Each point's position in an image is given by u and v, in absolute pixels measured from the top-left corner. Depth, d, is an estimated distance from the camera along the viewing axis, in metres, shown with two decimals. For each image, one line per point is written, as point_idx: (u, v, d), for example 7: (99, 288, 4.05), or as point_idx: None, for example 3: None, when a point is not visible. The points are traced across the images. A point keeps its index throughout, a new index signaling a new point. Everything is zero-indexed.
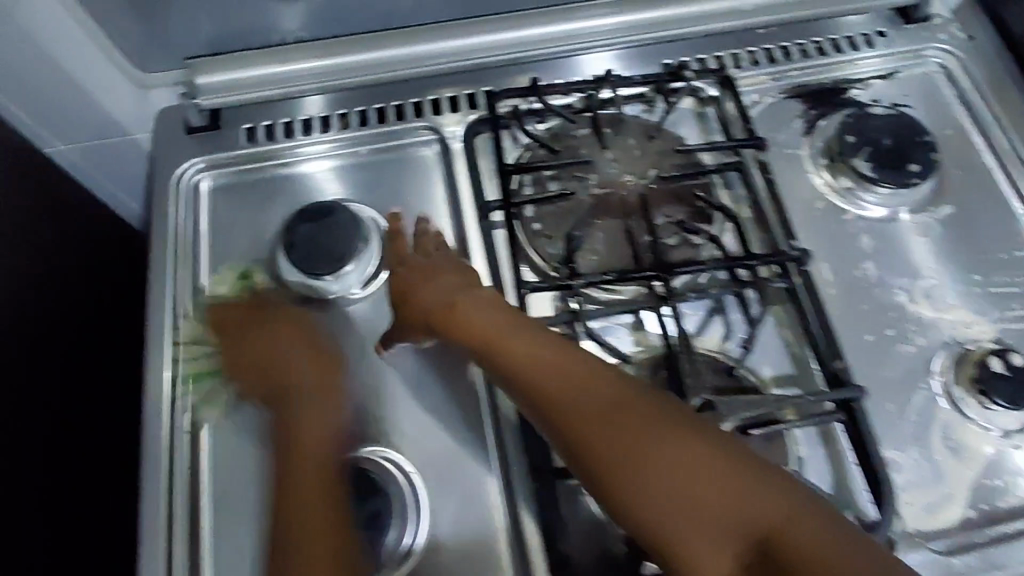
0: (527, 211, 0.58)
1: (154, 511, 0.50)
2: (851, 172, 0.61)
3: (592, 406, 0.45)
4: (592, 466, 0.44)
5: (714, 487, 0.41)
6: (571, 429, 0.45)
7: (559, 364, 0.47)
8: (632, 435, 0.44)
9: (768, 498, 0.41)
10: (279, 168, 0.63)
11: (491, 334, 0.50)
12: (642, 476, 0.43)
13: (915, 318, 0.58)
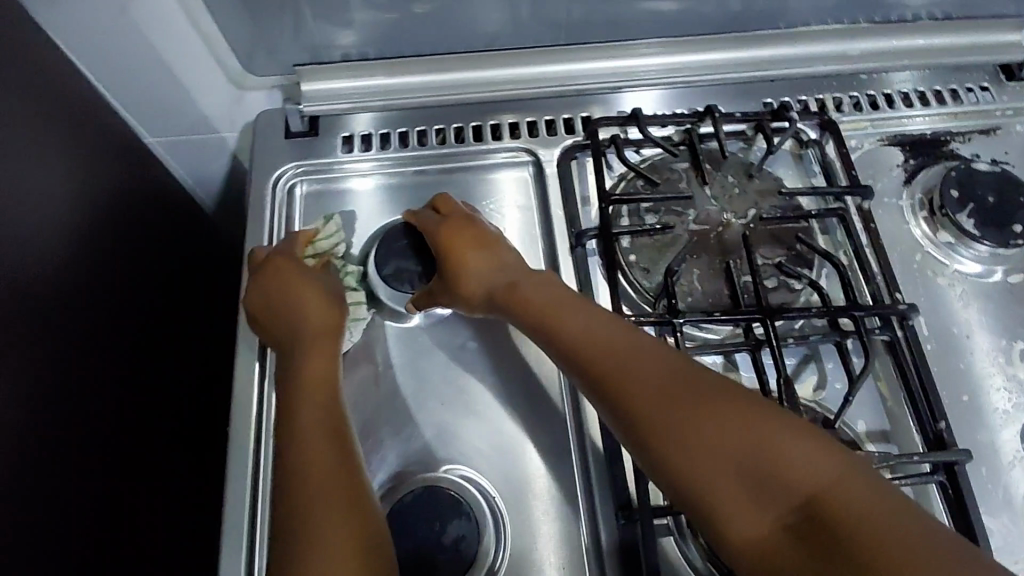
0: (622, 241, 0.58)
1: (237, 515, 0.50)
2: (952, 226, 0.60)
3: (671, 394, 0.42)
4: (665, 456, 0.41)
5: (785, 468, 0.38)
6: (642, 425, 0.42)
7: (620, 347, 0.46)
8: (706, 420, 0.41)
9: (844, 480, 0.37)
10: (356, 179, 0.63)
11: (571, 326, 0.48)
12: (718, 461, 0.39)
13: (1014, 382, 0.56)
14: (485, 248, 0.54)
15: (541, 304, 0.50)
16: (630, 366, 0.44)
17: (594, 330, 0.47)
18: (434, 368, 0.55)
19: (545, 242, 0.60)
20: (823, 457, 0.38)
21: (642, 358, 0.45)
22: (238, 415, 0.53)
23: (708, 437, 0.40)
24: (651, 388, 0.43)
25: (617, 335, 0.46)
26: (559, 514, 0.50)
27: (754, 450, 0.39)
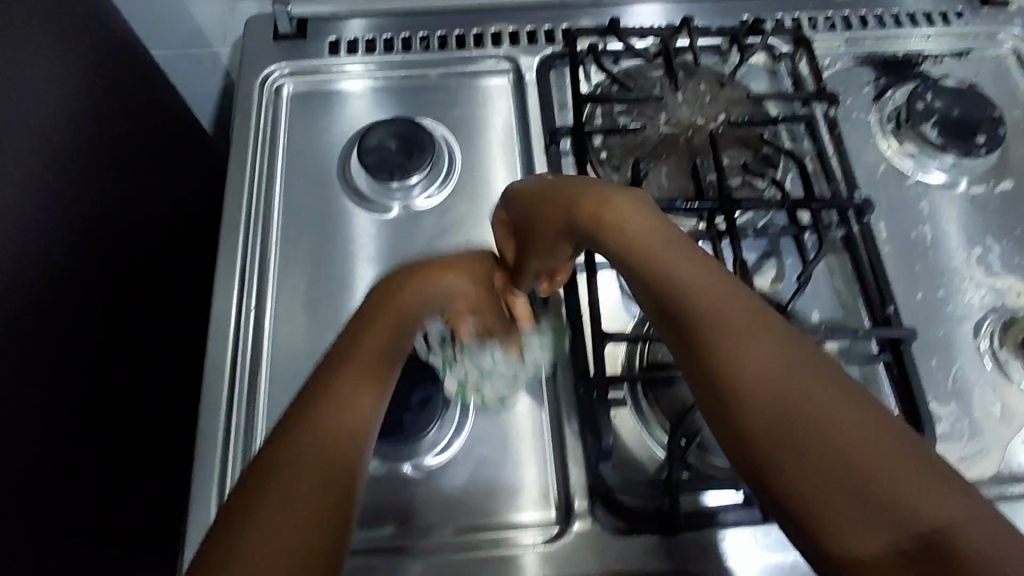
0: (595, 140, 0.60)
1: (218, 372, 0.53)
2: (918, 137, 0.62)
3: (787, 366, 0.35)
4: (758, 441, 0.35)
5: (905, 489, 0.32)
6: (741, 398, 0.36)
7: (728, 304, 0.38)
8: (830, 416, 0.34)
9: (977, 527, 0.31)
10: (345, 82, 0.65)
11: (677, 283, 0.39)
12: (817, 454, 0.33)
13: (967, 283, 0.57)
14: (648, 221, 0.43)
15: (634, 239, 0.42)
16: (729, 329, 0.37)
17: (717, 288, 0.39)
18: (408, 251, 0.58)
19: (522, 144, 0.62)
20: (957, 502, 0.31)
21: (752, 322, 0.37)
22: (223, 287, 0.56)
23: (808, 433, 0.34)
24: (755, 358, 0.36)
25: (734, 292, 0.39)
26: (522, 386, 0.53)
27: (863, 445, 0.33)
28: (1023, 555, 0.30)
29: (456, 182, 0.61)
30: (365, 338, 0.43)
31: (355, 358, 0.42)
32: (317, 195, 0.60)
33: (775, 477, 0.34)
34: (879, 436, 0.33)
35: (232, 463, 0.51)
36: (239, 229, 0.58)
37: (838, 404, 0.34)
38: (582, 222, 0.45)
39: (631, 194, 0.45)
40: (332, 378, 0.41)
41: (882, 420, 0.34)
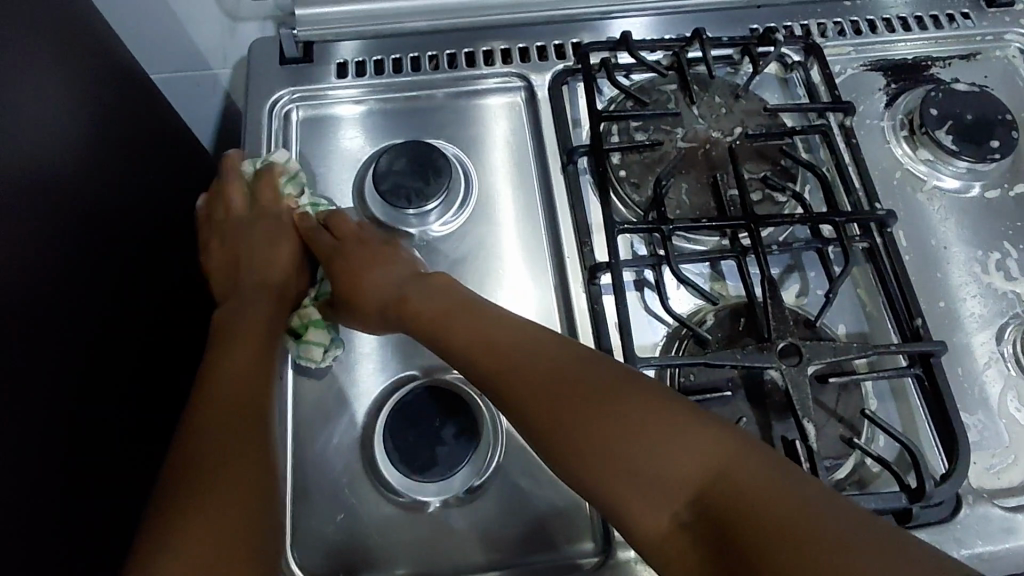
0: (613, 158, 0.59)
1: None
2: (932, 144, 0.62)
3: (615, 421, 0.41)
4: (625, 499, 0.39)
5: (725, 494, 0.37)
6: (602, 466, 0.40)
7: (539, 375, 0.44)
8: (660, 447, 0.39)
9: (828, 510, 0.34)
10: (354, 105, 0.64)
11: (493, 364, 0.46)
12: (661, 495, 0.38)
13: (987, 289, 0.58)
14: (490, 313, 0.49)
15: (443, 335, 0.49)
16: (562, 394, 0.43)
17: (520, 364, 0.45)
18: (430, 278, 0.57)
19: (538, 162, 0.61)
20: (783, 483, 0.36)
21: (552, 388, 0.43)
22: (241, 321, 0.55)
23: (651, 479, 0.39)
24: (582, 422, 0.41)
25: (529, 361, 0.45)
26: None
27: (677, 460, 0.38)
28: (838, 508, 0.34)
29: (473, 205, 0.60)
30: (222, 359, 0.51)
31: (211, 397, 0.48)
32: (332, 223, 0.59)
33: (649, 530, 0.39)
34: (701, 453, 0.38)
35: None
36: None
37: (652, 449, 0.39)
38: (434, 342, 0.50)
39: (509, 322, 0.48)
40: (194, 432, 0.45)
41: (677, 434, 0.39)
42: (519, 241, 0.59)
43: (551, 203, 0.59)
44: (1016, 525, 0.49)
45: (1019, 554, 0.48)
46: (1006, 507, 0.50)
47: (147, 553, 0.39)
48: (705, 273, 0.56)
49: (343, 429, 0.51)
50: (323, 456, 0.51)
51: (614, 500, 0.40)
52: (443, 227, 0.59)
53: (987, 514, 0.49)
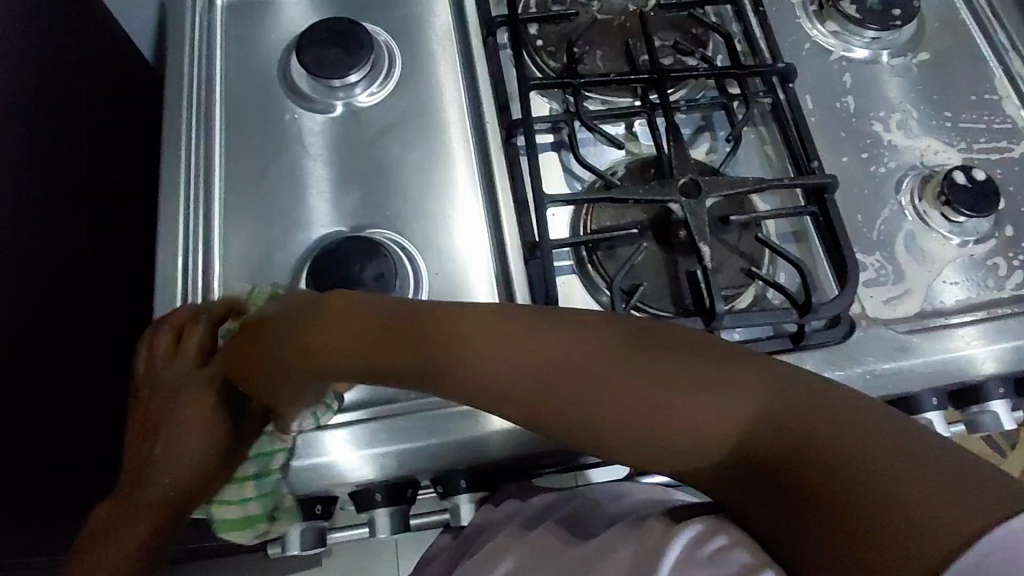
0: (531, 29, 0.61)
1: (169, 264, 0.55)
2: (838, 16, 0.65)
3: (584, 389, 0.34)
4: (589, 433, 0.34)
5: (706, 424, 0.32)
6: (560, 411, 0.35)
7: (474, 346, 0.37)
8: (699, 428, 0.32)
9: (855, 416, 0.30)
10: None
11: (433, 350, 0.38)
12: (631, 431, 0.33)
13: (888, 145, 0.61)
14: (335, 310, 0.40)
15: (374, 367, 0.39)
16: (533, 380, 0.35)
17: (450, 332, 0.37)
18: (354, 146, 0.59)
19: (459, 40, 0.63)
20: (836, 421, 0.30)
21: (485, 346, 0.36)
22: (167, 186, 0.57)
23: (620, 417, 0.33)
24: (536, 390, 0.35)
25: (467, 313, 0.38)
26: (475, 265, 0.56)
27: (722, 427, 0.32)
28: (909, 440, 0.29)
29: (396, 81, 0.62)
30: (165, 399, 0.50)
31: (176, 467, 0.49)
32: (256, 99, 0.61)
33: (624, 458, 0.34)
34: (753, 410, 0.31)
35: None
36: (181, 134, 0.59)
37: (607, 384, 0.34)
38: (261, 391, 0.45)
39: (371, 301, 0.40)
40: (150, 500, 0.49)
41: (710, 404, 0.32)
42: (442, 112, 0.61)
43: (472, 73, 0.61)
44: (905, 346, 0.52)
45: (907, 373, 0.52)
46: (897, 331, 0.53)
47: (110, 526, 0.50)
48: (618, 130, 0.58)
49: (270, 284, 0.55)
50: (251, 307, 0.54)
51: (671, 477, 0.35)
52: (368, 98, 0.61)
53: (877, 338, 0.52)
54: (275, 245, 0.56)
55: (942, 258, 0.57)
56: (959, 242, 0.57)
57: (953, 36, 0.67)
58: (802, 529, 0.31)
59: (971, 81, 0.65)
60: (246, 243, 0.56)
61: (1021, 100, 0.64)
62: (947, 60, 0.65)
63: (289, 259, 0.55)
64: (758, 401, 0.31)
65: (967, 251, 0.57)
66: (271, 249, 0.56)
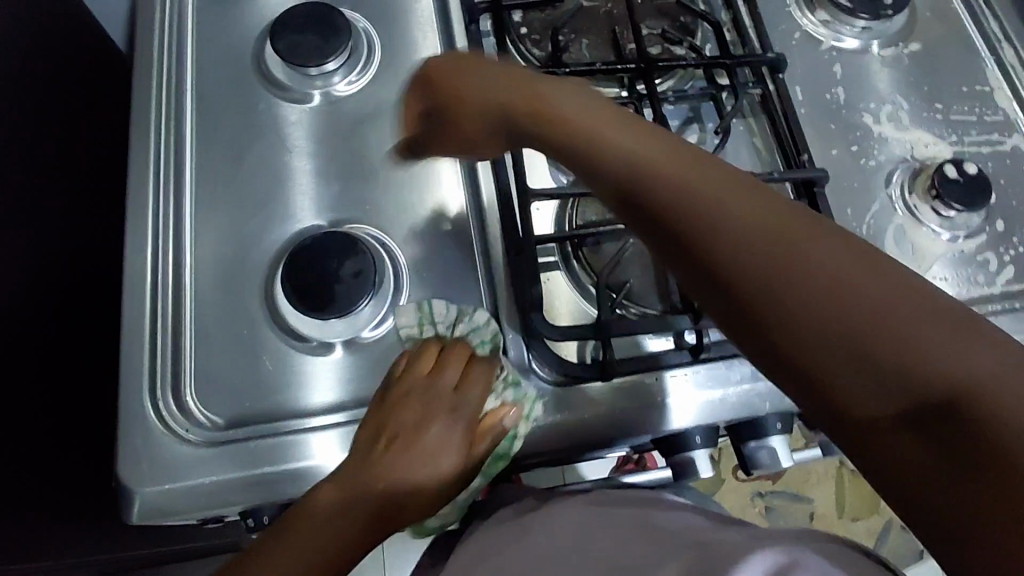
0: (515, 17, 0.59)
1: (138, 259, 0.52)
2: (829, 4, 0.63)
3: (782, 260, 0.33)
4: (761, 307, 0.33)
5: (909, 345, 0.30)
6: (748, 274, 0.34)
7: (744, 221, 0.35)
8: (857, 304, 0.31)
9: None
10: None
11: (652, 186, 0.38)
12: (810, 317, 0.32)
13: (879, 137, 0.60)
14: (481, 73, 0.47)
15: (557, 125, 0.43)
16: (718, 225, 0.35)
17: (714, 195, 0.36)
18: (331, 138, 0.57)
19: (442, 27, 0.61)
20: (984, 340, 0.29)
21: (763, 229, 0.34)
22: (135, 178, 0.54)
23: (808, 302, 0.32)
24: (726, 245, 0.35)
25: (709, 175, 0.37)
26: (456, 262, 0.54)
27: (877, 311, 0.31)
28: None
29: (375, 70, 0.59)
30: (401, 451, 0.44)
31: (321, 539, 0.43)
32: (230, 87, 0.58)
33: (781, 344, 0.33)
34: (909, 297, 0.31)
35: (160, 354, 0.49)
36: (149, 124, 0.56)
37: (891, 296, 0.31)
38: (397, 468, 0.44)
39: (561, 85, 0.45)
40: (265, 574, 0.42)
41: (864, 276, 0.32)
42: None
43: None
44: None
45: None
46: None
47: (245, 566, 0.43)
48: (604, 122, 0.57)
49: (246, 278, 0.52)
50: (224, 301, 0.51)
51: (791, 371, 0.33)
52: (347, 88, 0.59)
53: None
54: (250, 238, 0.54)
55: (932, 253, 0.56)
56: (950, 237, 0.56)
57: (945, 26, 0.66)
58: (948, 478, 0.28)
59: (963, 72, 0.64)
60: (217, 237, 0.53)
61: (1013, 93, 0.63)
62: (940, 51, 0.64)
63: (264, 254, 0.53)
64: (965, 351, 0.29)
65: (957, 246, 0.56)
66: (245, 243, 0.53)
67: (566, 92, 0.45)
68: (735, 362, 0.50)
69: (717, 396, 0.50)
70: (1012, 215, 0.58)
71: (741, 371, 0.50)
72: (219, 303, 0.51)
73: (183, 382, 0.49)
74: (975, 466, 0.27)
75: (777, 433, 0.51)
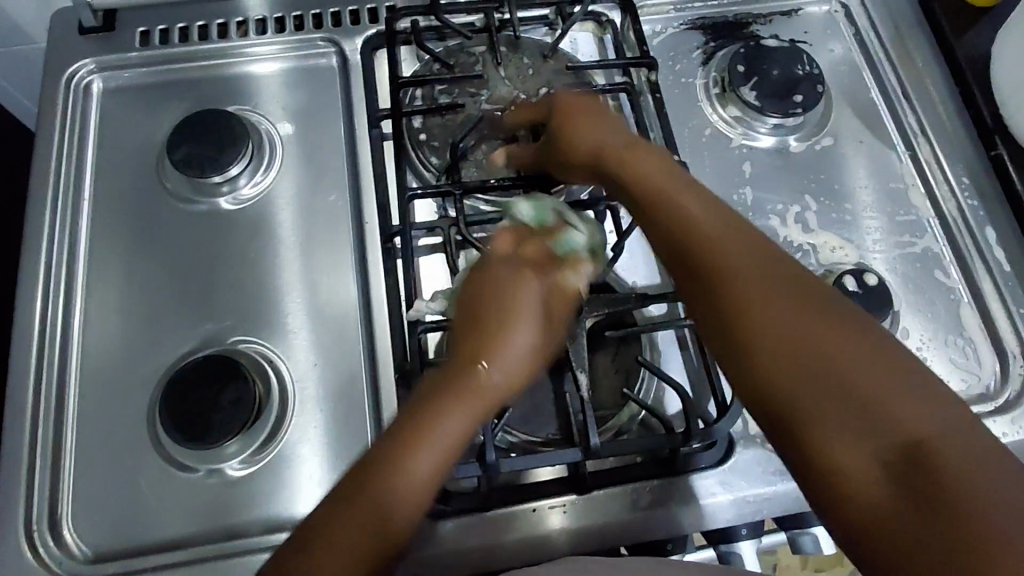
0: (415, 122, 0.59)
1: (22, 377, 0.52)
2: (738, 101, 0.62)
3: (794, 307, 0.39)
4: (765, 343, 0.39)
5: (886, 396, 0.35)
6: (765, 313, 0.39)
7: (760, 268, 0.41)
8: (851, 371, 0.36)
9: (999, 465, 0.33)
10: (227, 66, 0.63)
11: (685, 229, 0.44)
12: (807, 360, 0.37)
13: (786, 241, 0.59)
14: (603, 133, 0.52)
15: (653, 193, 0.47)
16: (739, 269, 0.41)
17: (730, 242, 0.43)
18: (227, 246, 0.57)
19: (345, 130, 0.61)
20: (948, 404, 0.35)
21: (780, 281, 0.40)
22: (24, 292, 0.54)
23: (803, 345, 0.38)
24: (751, 288, 0.40)
25: (739, 233, 0.43)
26: (345, 378, 0.53)
27: (869, 381, 0.35)
28: (1011, 470, 0.32)
29: (277, 171, 0.59)
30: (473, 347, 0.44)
31: (360, 510, 0.38)
32: (127, 194, 0.58)
33: (770, 379, 0.38)
34: (906, 368, 0.36)
35: (38, 482, 0.50)
36: (42, 235, 0.56)
37: (872, 354, 0.37)
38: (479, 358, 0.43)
39: (643, 155, 0.50)
40: (328, 543, 0.38)
41: (860, 331, 0.38)
42: (321, 210, 0.58)
43: (355, 171, 0.59)
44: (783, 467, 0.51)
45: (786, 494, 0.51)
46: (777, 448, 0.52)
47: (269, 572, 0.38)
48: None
49: (132, 399, 0.52)
50: (109, 423, 0.51)
51: (768, 398, 0.38)
52: (252, 190, 0.59)
53: (752, 458, 0.51)
54: (137, 354, 0.53)
55: None
56: None
57: (860, 118, 0.65)
58: (897, 510, 0.33)
59: (876, 168, 0.63)
60: (104, 357, 0.53)
61: (926, 189, 0.62)
62: (850, 147, 0.63)
63: (152, 372, 0.53)
64: (937, 412, 0.34)
65: None
66: (134, 358, 0.53)
67: (610, 137, 0.51)
68: (614, 491, 0.50)
69: (731, 498, 0.50)
70: (917, 321, 0.57)
71: (618, 504, 0.50)
72: (102, 426, 0.51)
73: (61, 511, 0.49)
74: (932, 513, 0.32)
75: (744, 538, 0.53)
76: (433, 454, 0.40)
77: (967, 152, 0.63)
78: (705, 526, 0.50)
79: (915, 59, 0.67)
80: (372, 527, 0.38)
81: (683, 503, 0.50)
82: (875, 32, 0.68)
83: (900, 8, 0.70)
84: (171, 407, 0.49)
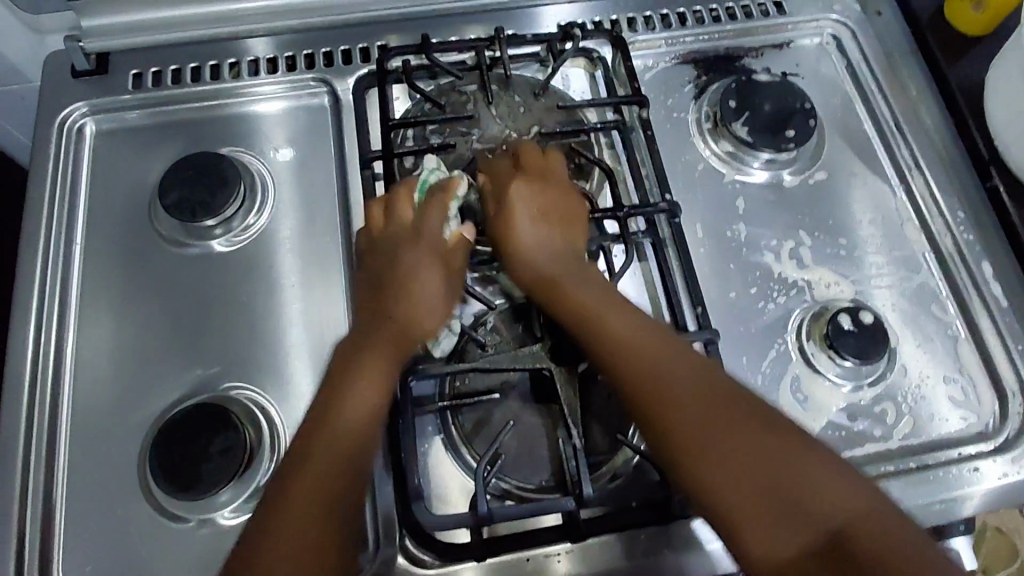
0: (406, 162, 0.59)
1: (13, 426, 0.52)
2: (730, 136, 0.62)
3: (724, 426, 0.44)
4: (704, 463, 0.43)
5: (810, 498, 0.41)
6: (696, 433, 0.44)
7: (683, 388, 0.46)
8: (777, 479, 0.42)
9: (909, 545, 0.40)
10: (230, 108, 0.63)
11: (620, 346, 0.48)
12: (740, 475, 0.43)
13: (780, 277, 0.59)
14: (544, 238, 0.54)
15: (588, 307, 0.50)
16: (671, 392, 0.46)
17: (662, 358, 0.47)
18: (220, 290, 0.57)
19: (338, 170, 0.61)
20: (858, 489, 0.42)
21: (706, 395, 0.45)
22: (15, 339, 0.54)
23: (733, 461, 0.43)
24: (687, 409, 0.45)
25: (667, 348, 0.48)
26: None
27: (793, 485, 0.42)
28: (915, 544, 0.40)
29: (270, 212, 0.59)
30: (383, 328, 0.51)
31: (317, 471, 0.45)
32: (120, 238, 0.58)
33: (713, 496, 0.43)
34: (819, 463, 0.43)
35: (28, 534, 0.49)
36: (33, 281, 0.56)
37: (792, 460, 0.43)
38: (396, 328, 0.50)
39: (580, 269, 0.52)
40: (299, 500, 0.44)
41: (776, 435, 0.44)
42: (313, 251, 0.58)
43: (347, 211, 0.59)
44: None
45: None
46: None
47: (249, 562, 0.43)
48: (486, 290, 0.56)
49: (123, 447, 0.52)
50: (99, 473, 0.51)
51: (712, 513, 0.43)
52: (245, 232, 0.58)
53: None
54: (128, 401, 0.53)
55: (829, 405, 0.55)
56: (851, 387, 0.55)
57: (853, 151, 0.65)
58: None
59: (870, 201, 0.63)
60: (96, 404, 0.53)
61: (921, 224, 0.62)
62: (844, 180, 0.63)
63: (143, 420, 0.52)
64: (851, 504, 0.41)
65: (857, 395, 0.55)
66: (125, 406, 0.53)
67: (550, 245, 0.53)
68: (609, 539, 0.49)
69: (727, 545, 0.50)
70: (914, 357, 0.57)
71: (613, 551, 0.49)
72: (91, 476, 0.51)
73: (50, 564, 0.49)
74: None
75: None
76: (350, 415, 0.47)
77: (963, 185, 0.63)
78: (704, 573, 0.49)
79: (908, 90, 0.67)
80: (343, 480, 0.45)
81: (679, 551, 0.50)
82: (867, 63, 0.68)
83: (892, 38, 0.69)
84: (161, 458, 0.48)
